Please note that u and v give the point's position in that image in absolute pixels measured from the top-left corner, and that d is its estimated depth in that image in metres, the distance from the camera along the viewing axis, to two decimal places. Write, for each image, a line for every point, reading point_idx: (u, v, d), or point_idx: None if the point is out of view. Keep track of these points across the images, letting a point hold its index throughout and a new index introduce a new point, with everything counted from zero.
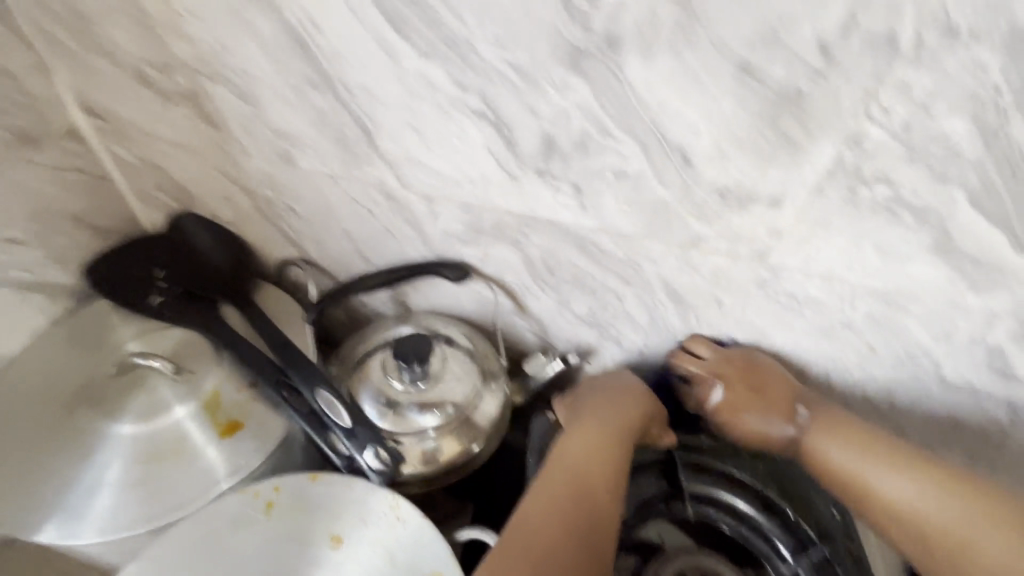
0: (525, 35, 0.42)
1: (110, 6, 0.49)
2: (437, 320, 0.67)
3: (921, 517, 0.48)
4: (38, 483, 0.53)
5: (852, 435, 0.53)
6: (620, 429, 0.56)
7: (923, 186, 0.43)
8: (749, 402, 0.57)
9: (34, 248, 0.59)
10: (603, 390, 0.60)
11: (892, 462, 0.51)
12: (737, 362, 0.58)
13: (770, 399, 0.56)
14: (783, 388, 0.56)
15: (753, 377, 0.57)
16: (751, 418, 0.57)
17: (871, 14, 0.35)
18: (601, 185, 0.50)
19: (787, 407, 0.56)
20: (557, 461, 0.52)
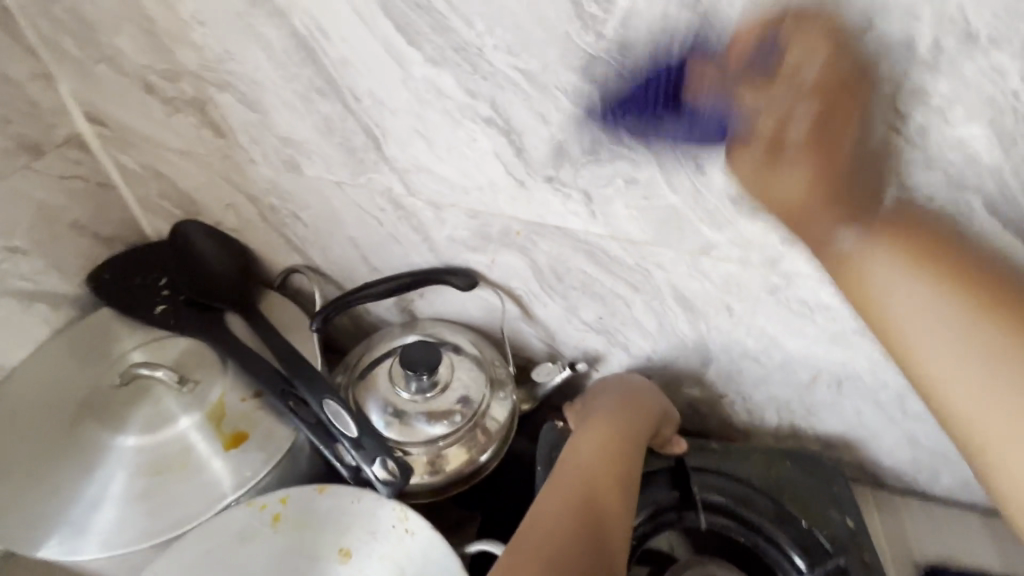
0: (536, 41, 0.41)
1: (114, 12, 0.49)
2: (443, 328, 0.66)
3: (922, 359, 0.34)
4: (40, 498, 0.51)
5: (898, 236, 0.37)
6: (632, 430, 0.55)
7: (938, 192, 0.42)
8: (807, 144, 0.37)
9: (37, 258, 0.59)
10: (612, 394, 0.60)
11: (884, 250, 0.37)
12: (818, 110, 0.37)
13: (843, 182, 0.38)
14: (841, 179, 0.38)
15: (828, 140, 0.37)
16: (801, 180, 0.38)
17: (887, 20, 0.35)
18: (611, 192, 0.50)
19: (846, 185, 0.38)
20: (570, 459, 0.52)
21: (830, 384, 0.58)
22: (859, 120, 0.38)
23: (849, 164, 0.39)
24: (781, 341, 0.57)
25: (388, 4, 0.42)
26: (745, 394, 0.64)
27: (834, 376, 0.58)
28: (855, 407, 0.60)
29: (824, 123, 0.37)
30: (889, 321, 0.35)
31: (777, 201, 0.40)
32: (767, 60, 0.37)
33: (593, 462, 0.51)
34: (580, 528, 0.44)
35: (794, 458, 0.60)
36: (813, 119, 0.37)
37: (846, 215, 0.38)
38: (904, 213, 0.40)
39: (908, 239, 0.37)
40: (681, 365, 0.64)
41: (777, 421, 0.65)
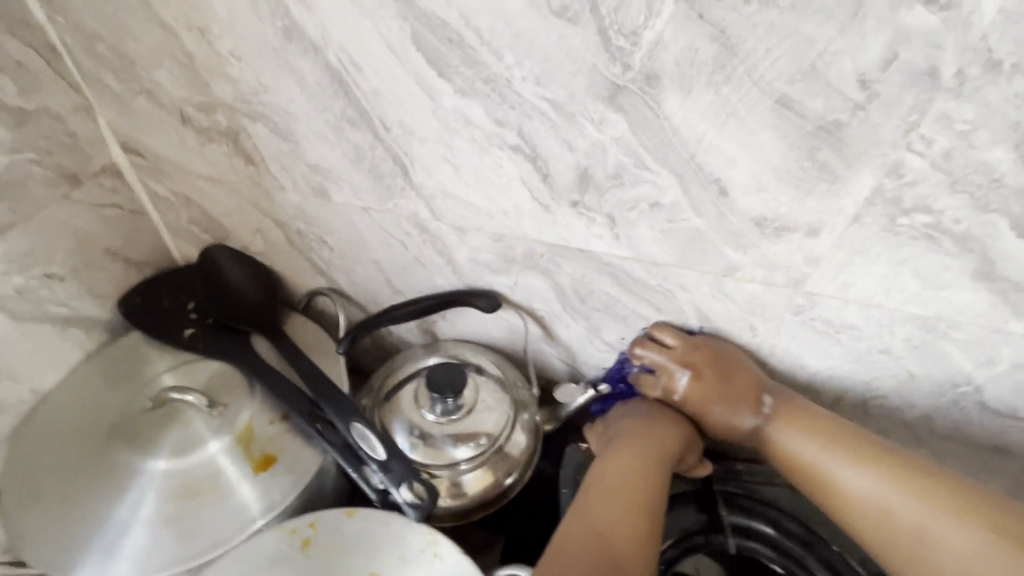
0: (563, 72, 0.42)
1: (155, 49, 0.51)
2: (466, 349, 0.67)
3: (867, 495, 0.50)
4: (73, 523, 0.52)
5: (819, 427, 0.54)
6: (659, 451, 0.55)
7: (964, 214, 0.43)
8: (715, 393, 0.57)
9: (72, 283, 0.60)
10: (637, 414, 0.60)
11: (806, 432, 0.54)
12: (704, 364, 0.56)
13: (733, 394, 0.57)
14: (752, 395, 0.56)
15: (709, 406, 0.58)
16: (712, 408, 0.58)
17: (912, 49, 0.36)
18: (635, 216, 0.51)
19: (759, 405, 0.56)
20: (596, 480, 0.52)
21: None
22: (727, 375, 0.56)
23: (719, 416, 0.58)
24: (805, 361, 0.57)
25: (420, 39, 0.43)
26: None
27: None
28: None
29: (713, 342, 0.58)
30: (848, 487, 0.51)
31: (694, 407, 0.59)
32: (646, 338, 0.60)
33: (618, 483, 0.51)
34: (606, 551, 0.44)
35: None
36: (690, 384, 0.57)
37: (747, 410, 0.56)
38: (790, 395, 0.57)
39: (829, 428, 0.54)
40: None
41: None
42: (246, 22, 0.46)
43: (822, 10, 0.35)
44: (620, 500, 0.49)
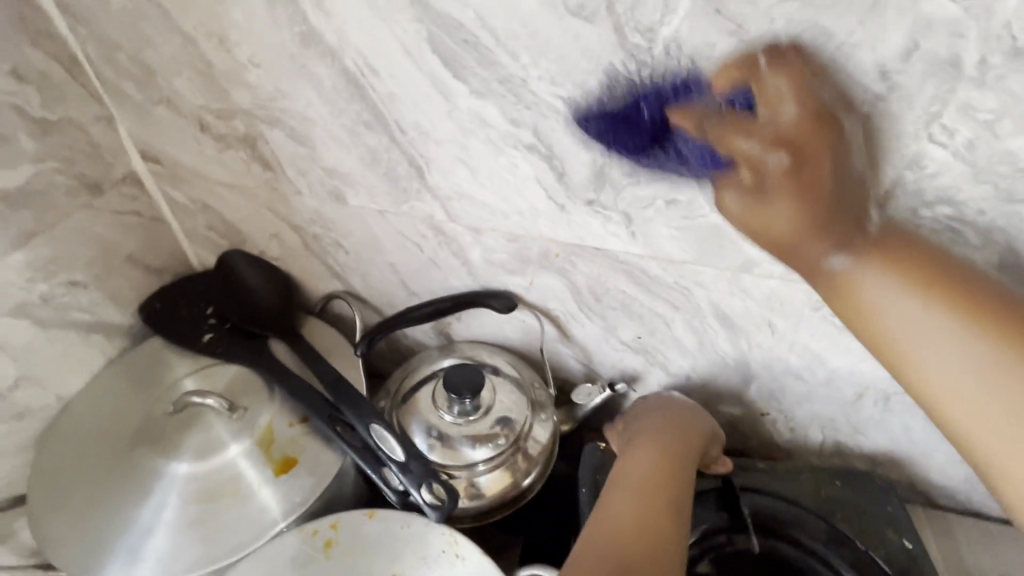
0: (580, 70, 0.43)
1: (175, 57, 0.51)
2: (482, 350, 0.67)
3: (946, 374, 0.39)
4: (98, 527, 0.53)
5: (904, 269, 0.41)
6: (680, 447, 0.55)
7: (988, 206, 0.42)
8: (807, 190, 0.40)
9: (94, 290, 0.61)
10: (655, 413, 0.60)
11: (895, 281, 0.40)
12: (806, 142, 0.39)
13: (829, 212, 0.41)
14: (842, 227, 0.41)
15: (814, 190, 0.40)
16: (790, 216, 0.41)
17: (933, 38, 0.35)
18: (652, 213, 0.50)
19: (856, 238, 0.42)
20: (619, 476, 0.52)
21: (878, 401, 0.58)
22: (835, 159, 0.40)
23: (834, 198, 0.41)
24: (826, 358, 0.57)
25: (436, 42, 0.44)
26: (788, 412, 0.63)
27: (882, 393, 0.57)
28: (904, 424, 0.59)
29: (826, 132, 0.39)
30: (923, 366, 0.40)
31: (759, 218, 0.43)
32: (736, 106, 0.40)
33: (641, 477, 0.51)
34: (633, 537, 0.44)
35: (844, 477, 0.58)
36: (777, 156, 0.40)
37: (829, 241, 0.41)
38: (894, 228, 0.43)
39: (934, 279, 0.40)
40: (722, 384, 0.64)
41: (823, 439, 0.64)
42: (263, 29, 0.47)
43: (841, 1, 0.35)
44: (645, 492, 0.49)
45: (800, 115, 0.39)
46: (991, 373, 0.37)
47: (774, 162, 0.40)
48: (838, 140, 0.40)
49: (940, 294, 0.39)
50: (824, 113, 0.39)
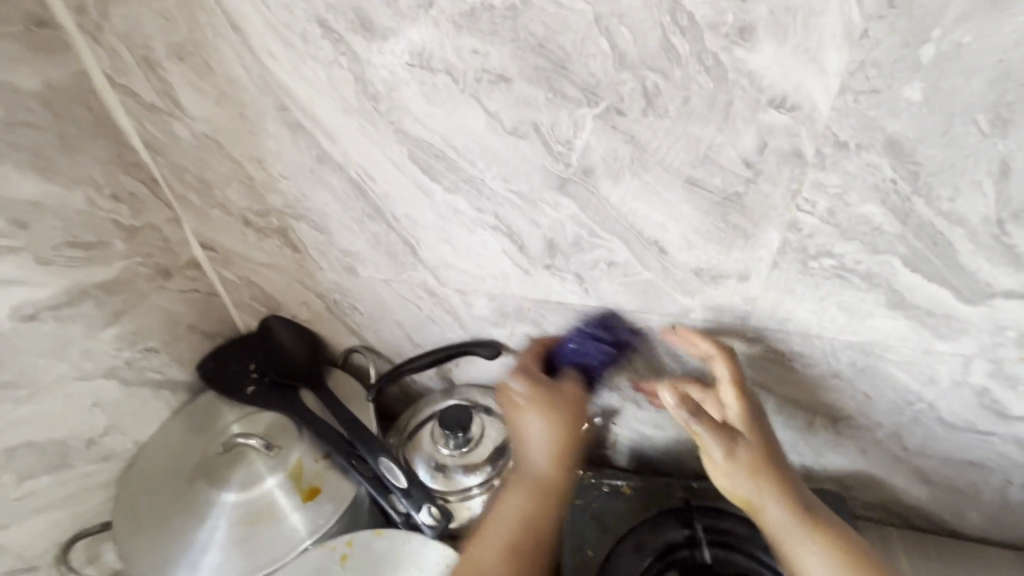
0: (522, 171, 0.55)
1: (226, 174, 0.67)
2: (477, 392, 0.79)
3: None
4: (165, 546, 0.65)
5: (825, 533, 0.58)
6: (556, 486, 0.64)
7: (861, 256, 0.52)
8: (761, 464, 0.60)
9: (164, 354, 0.76)
10: (542, 418, 0.66)
11: (813, 535, 0.58)
12: (756, 443, 0.61)
13: (776, 480, 0.60)
14: (777, 482, 0.60)
15: (765, 458, 0.61)
16: (745, 466, 0.60)
17: (777, 139, 0.46)
18: (598, 273, 0.62)
19: (793, 499, 0.59)
20: (500, 517, 0.62)
21: (828, 426, 0.69)
22: (771, 437, 0.62)
23: (777, 469, 0.60)
24: (772, 388, 0.67)
25: (415, 156, 0.58)
26: None
27: (830, 418, 0.68)
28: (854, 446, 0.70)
29: (760, 421, 0.63)
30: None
31: (744, 484, 0.60)
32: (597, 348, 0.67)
33: (515, 525, 0.61)
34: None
35: None
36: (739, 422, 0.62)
37: (778, 496, 0.59)
38: (821, 509, 0.61)
39: (833, 537, 0.58)
40: None
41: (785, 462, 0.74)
42: (290, 153, 0.62)
43: (701, 117, 0.47)
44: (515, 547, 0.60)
45: (744, 419, 0.62)
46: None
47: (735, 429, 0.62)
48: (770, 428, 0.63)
49: (838, 550, 0.57)
50: (758, 421, 0.63)
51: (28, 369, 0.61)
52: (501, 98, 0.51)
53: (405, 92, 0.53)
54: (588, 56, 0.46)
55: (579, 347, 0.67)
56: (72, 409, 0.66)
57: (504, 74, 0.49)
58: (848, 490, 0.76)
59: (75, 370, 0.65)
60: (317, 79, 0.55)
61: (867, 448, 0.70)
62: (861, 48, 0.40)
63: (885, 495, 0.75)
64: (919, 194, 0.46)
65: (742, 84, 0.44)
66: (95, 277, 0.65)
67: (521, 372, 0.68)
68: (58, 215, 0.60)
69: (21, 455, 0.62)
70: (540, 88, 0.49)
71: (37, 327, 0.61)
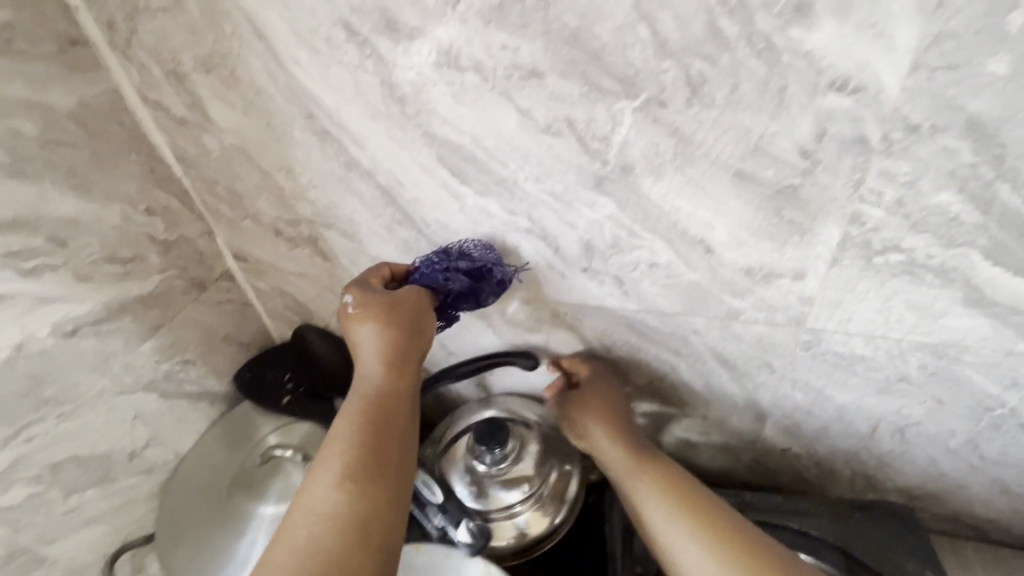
0: (556, 171, 0.53)
1: (256, 186, 0.67)
2: (514, 403, 0.75)
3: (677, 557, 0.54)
4: (206, 559, 0.65)
5: (669, 487, 0.58)
6: (393, 394, 0.54)
7: (935, 250, 0.47)
8: (604, 420, 0.65)
9: (201, 366, 0.77)
10: (369, 324, 0.56)
11: (655, 484, 0.59)
12: (600, 405, 0.66)
13: (615, 434, 0.64)
14: (614, 435, 0.64)
15: (606, 415, 0.65)
16: (596, 426, 0.65)
17: (838, 125, 0.42)
18: (638, 275, 0.58)
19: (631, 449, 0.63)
20: (327, 448, 0.50)
21: (894, 433, 0.63)
22: (617, 400, 0.67)
23: (620, 426, 0.65)
24: (831, 394, 0.62)
25: (444, 159, 0.56)
26: (810, 449, 0.69)
27: (895, 425, 0.63)
28: (927, 455, 0.64)
29: (603, 386, 0.67)
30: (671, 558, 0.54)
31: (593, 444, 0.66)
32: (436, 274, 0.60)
33: (348, 450, 0.49)
34: (336, 542, 0.44)
35: (867, 510, 0.64)
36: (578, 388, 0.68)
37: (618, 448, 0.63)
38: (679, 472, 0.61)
39: (677, 490, 0.58)
40: (737, 422, 0.70)
41: (850, 472, 0.70)
42: (318, 162, 0.61)
43: (752, 105, 0.43)
44: (352, 475, 0.48)
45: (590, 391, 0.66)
46: (691, 553, 0.53)
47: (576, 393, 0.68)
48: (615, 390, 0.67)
49: (685, 507, 0.56)
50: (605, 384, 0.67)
51: (71, 385, 0.62)
52: (533, 95, 0.48)
53: (433, 93, 0.51)
54: (626, 45, 0.43)
55: (429, 271, 0.60)
56: (115, 423, 0.67)
57: (536, 69, 0.46)
58: (915, 502, 0.70)
59: (115, 384, 0.66)
60: (343, 85, 0.53)
61: (937, 458, 0.64)
62: (937, 20, 0.36)
63: (957, 507, 0.69)
64: (1005, 179, 0.42)
65: (798, 67, 0.40)
66: (132, 292, 0.66)
67: (354, 286, 0.60)
68: (95, 232, 0.61)
69: (67, 469, 0.63)
70: (574, 82, 0.46)
71: (78, 342, 0.61)
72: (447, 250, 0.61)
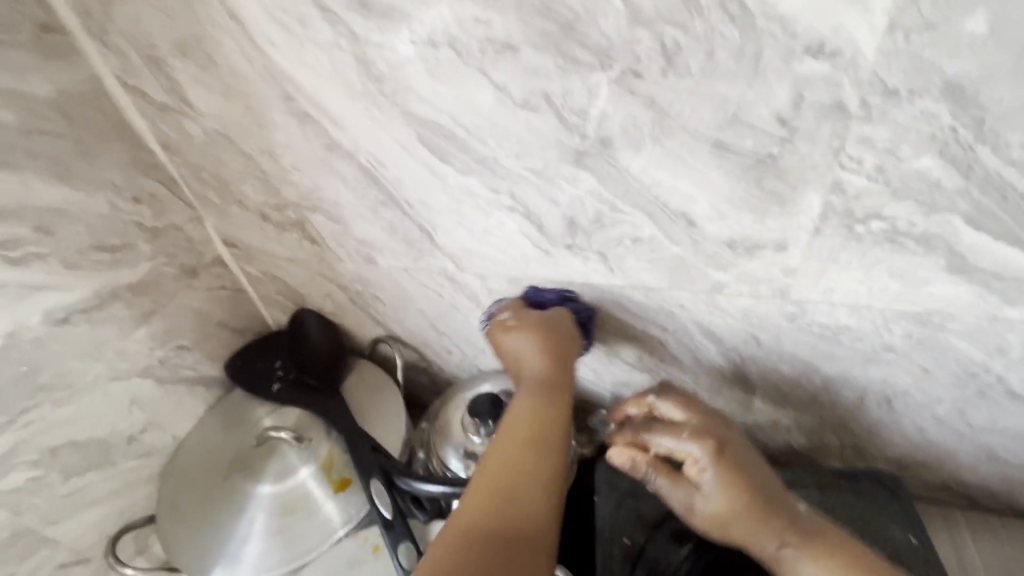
0: (536, 147, 0.52)
1: (241, 171, 0.67)
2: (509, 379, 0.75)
3: None
4: (207, 537, 0.68)
5: (842, 564, 0.47)
6: (559, 389, 0.57)
7: (917, 218, 0.47)
8: (745, 481, 0.50)
9: (196, 351, 0.78)
10: (530, 334, 0.61)
11: (820, 556, 0.48)
12: (734, 468, 0.50)
13: (766, 505, 0.49)
14: (764, 506, 0.49)
15: (744, 479, 0.50)
16: (735, 502, 0.49)
17: (815, 91, 0.42)
18: (623, 250, 0.58)
19: (781, 517, 0.49)
20: (508, 426, 0.54)
21: (882, 403, 0.64)
22: (749, 455, 0.52)
23: (766, 492, 0.50)
24: (818, 365, 0.62)
25: (424, 138, 0.55)
26: (799, 421, 0.69)
27: (883, 395, 0.63)
28: (915, 424, 0.65)
29: (725, 438, 0.52)
30: None
31: (726, 523, 0.50)
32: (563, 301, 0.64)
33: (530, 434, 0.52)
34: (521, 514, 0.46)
35: (852, 478, 0.65)
36: (701, 448, 0.51)
37: (772, 525, 0.49)
38: (831, 527, 0.50)
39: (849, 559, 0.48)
40: (727, 395, 0.70)
41: (840, 442, 0.70)
42: (300, 144, 0.61)
43: (728, 73, 0.43)
44: (528, 454, 0.50)
45: (711, 455, 0.50)
46: None
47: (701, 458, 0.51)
48: (737, 438, 0.53)
49: None
50: (726, 440, 0.52)
51: (66, 371, 0.62)
52: (508, 69, 0.48)
53: (409, 71, 0.50)
54: (599, 15, 0.42)
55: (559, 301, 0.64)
56: (113, 407, 0.68)
57: (510, 42, 0.46)
58: (906, 472, 0.71)
59: (110, 370, 0.67)
60: (320, 65, 0.53)
61: (926, 427, 0.64)
62: None
63: (947, 476, 0.69)
64: (985, 142, 0.41)
65: (773, 32, 0.40)
66: (122, 279, 0.67)
67: (509, 304, 0.65)
68: (81, 220, 0.61)
69: (67, 453, 0.65)
70: (549, 55, 0.46)
71: (71, 329, 0.62)
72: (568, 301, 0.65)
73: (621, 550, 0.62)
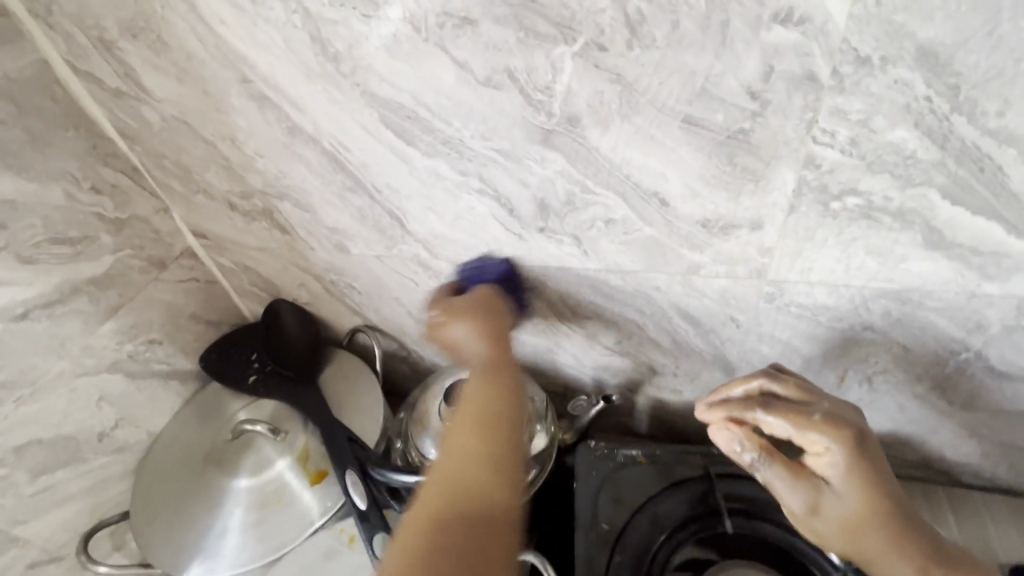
0: (502, 127, 0.50)
1: (203, 158, 0.64)
2: None
3: None
4: (183, 532, 0.67)
5: None
6: (502, 368, 0.54)
7: (892, 192, 0.45)
8: (875, 486, 0.48)
9: (168, 345, 0.76)
10: (471, 321, 0.58)
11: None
12: (867, 471, 0.49)
13: (896, 519, 0.48)
14: (891, 520, 0.48)
15: (877, 486, 0.48)
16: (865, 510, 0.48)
17: (785, 61, 0.40)
18: (596, 233, 0.57)
19: (910, 537, 0.48)
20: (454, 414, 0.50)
21: (862, 382, 0.63)
22: (880, 461, 0.50)
23: (896, 504, 0.49)
24: (798, 346, 0.61)
25: (387, 120, 0.53)
26: None
27: (863, 374, 0.62)
28: (894, 402, 0.64)
29: (858, 435, 0.49)
30: None
31: (848, 535, 0.48)
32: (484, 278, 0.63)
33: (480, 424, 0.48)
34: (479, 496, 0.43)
35: None
36: (836, 444, 0.49)
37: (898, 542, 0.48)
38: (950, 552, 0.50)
39: None
40: (708, 377, 0.69)
41: None
42: (261, 129, 0.58)
43: (695, 44, 0.41)
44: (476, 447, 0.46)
45: (844, 451, 0.48)
46: None
47: (832, 455, 0.49)
48: (869, 438, 0.50)
49: None
50: (861, 438, 0.49)
51: (28, 368, 0.61)
52: (468, 44, 0.45)
53: (367, 49, 0.48)
54: None
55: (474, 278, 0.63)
56: (80, 404, 0.67)
57: (468, 16, 0.44)
58: (888, 451, 0.70)
59: (76, 366, 0.66)
60: (274, 45, 0.51)
61: (907, 404, 0.64)
62: None
63: (930, 452, 0.69)
64: (961, 112, 0.40)
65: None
66: (84, 273, 0.65)
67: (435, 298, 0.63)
68: (36, 212, 0.59)
69: (33, 452, 0.63)
70: (510, 29, 0.44)
71: (31, 325, 0.60)
72: (509, 276, 0.63)
73: (600, 536, 0.61)
